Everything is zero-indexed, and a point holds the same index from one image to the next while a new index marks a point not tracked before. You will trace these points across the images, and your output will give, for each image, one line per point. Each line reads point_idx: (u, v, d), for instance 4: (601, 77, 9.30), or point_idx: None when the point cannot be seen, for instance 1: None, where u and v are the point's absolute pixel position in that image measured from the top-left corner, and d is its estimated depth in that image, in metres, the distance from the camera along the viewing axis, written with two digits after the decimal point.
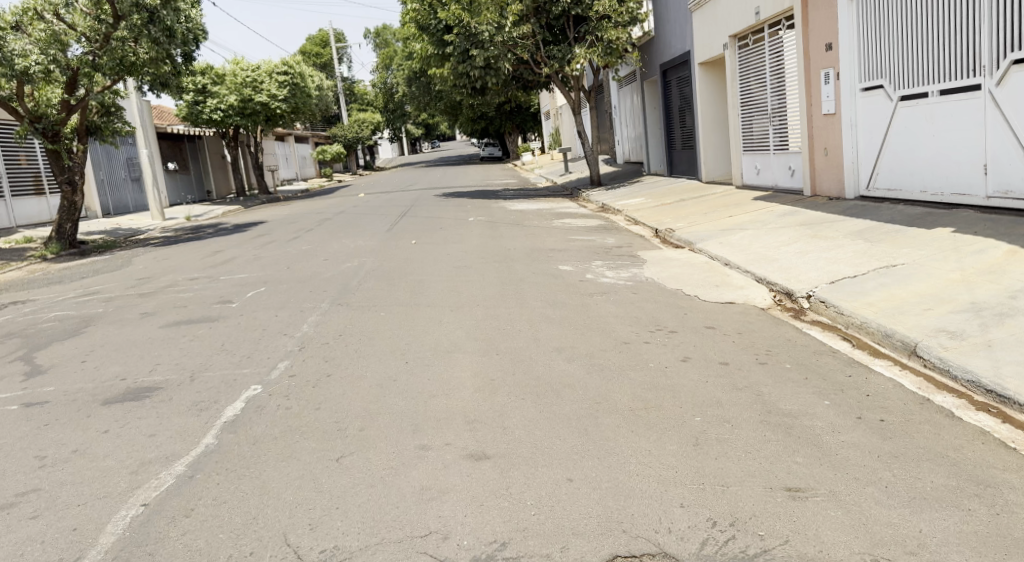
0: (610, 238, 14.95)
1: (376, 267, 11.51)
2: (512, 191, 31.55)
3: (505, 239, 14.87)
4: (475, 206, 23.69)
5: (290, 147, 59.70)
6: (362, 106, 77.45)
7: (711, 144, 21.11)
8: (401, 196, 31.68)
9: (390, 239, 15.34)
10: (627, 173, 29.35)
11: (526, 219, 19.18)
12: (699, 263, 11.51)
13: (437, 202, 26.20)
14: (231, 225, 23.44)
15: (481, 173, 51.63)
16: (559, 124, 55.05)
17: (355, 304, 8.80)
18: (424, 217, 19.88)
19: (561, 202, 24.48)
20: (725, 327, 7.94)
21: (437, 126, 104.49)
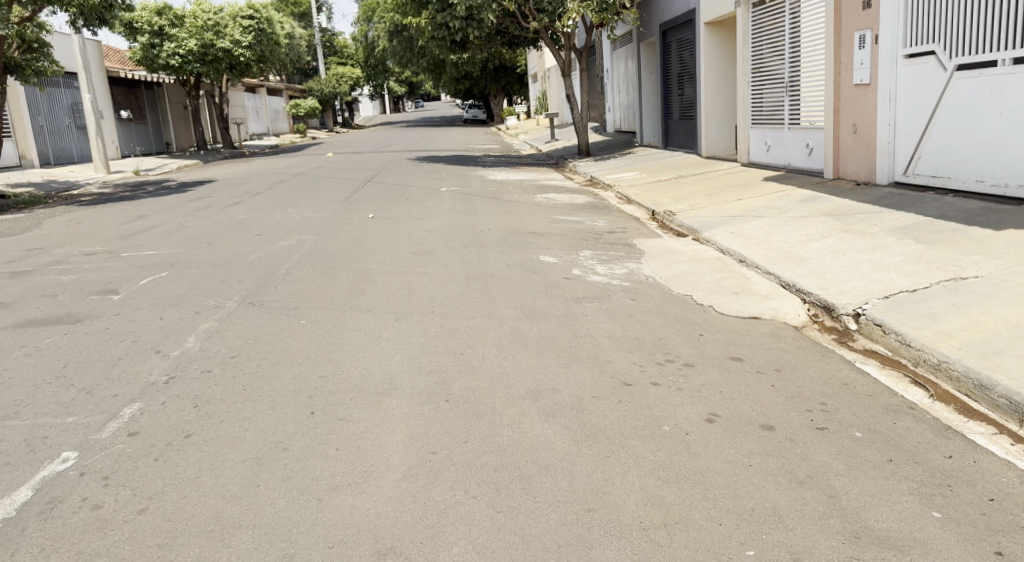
0: (600, 219, 12.91)
1: (316, 248, 9.46)
2: (493, 157, 29.37)
3: (478, 216, 12.84)
4: (450, 173, 21.53)
5: (262, 99, 56.90)
6: (341, 59, 74.52)
7: (714, 114, 19.05)
8: (372, 157, 29.41)
9: (345, 210, 13.26)
10: (618, 143, 27.24)
11: (504, 191, 17.10)
12: (708, 258, 9.51)
13: (410, 166, 24.07)
14: (179, 183, 21.24)
15: (462, 135, 49.35)
16: (547, 88, 52.73)
17: (270, 306, 6.73)
18: (390, 185, 17.73)
19: (545, 173, 22.39)
20: (755, 358, 5.98)
21: (420, 84, 101.52)
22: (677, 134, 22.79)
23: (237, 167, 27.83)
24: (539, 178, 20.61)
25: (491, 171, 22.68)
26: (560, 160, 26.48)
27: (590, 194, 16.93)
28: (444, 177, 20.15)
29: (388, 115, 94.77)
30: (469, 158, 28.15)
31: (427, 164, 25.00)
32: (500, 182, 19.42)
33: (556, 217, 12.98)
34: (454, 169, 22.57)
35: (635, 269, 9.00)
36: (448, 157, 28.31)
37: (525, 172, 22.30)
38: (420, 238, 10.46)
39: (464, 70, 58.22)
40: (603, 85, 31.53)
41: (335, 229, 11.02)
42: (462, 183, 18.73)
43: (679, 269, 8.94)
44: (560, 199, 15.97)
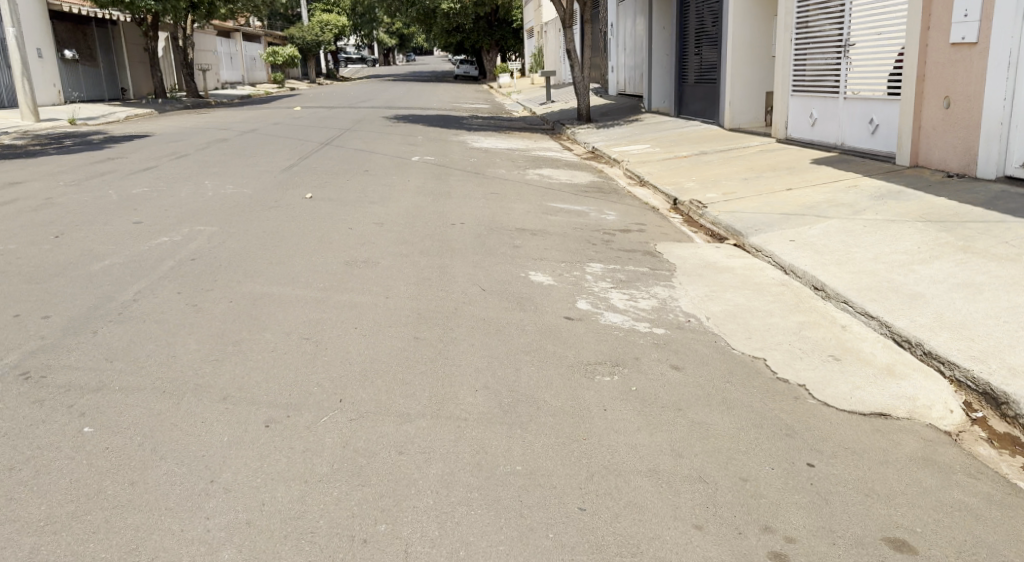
0: (607, 208, 10.04)
1: (206, 251, 6.60)
2: (481, 118, 26.32)
3: (450, 200, 9.97)
4: (429, 137, 18.61)
5: (236, 44, 54.61)
6: (328, 7, 71.01)
7: (743, 79, 16.16)
8: (345, 114, 26.38)
9: (280, 184, 10.37)
10: (622, 107, 24.19)
11: (489, 163, 14.19)
12: (770, 281, 6.65)
13: (383, 126, 21.13)
14: (109, 136, 18.32)
15: (450, 91, 46.28)
16: (543, 44, 49.53)
17: (57, 386, 3.90)
18: (352, 151, 14.80)
19: (538, 141, 19.44)
20: (924, 539, 3.16)
21: (411, 38, 97.69)
22: (694, 101, 19.77)
23: (191, 120, 24.84)
24: (531, 148, 17.65)
25: (477, 135, 19.72)
26: (557, 126, 23.46)
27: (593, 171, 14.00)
28: (421, 141, 17.27)
29: (377, 69, 91.34)
30: (454, 119, 25.16)
31: (404, 124, 21.99)
32: (486, 150, 16.49)
33: (550, 204, 10.12)
34: (434, 133, 19.64)
35: (666, 300, 6.15)
36: (430, 117, 25.28)
37: (515, 139, 19.36)
38: (362, 234, 7.57)
39: (455, 21, 55.03)
40: (608, 42, 28.35)
41: (251, 216, 8.13)
42: (440, 151, 15.82)
43: (734, 303, 6.08)
44: (558, 177, 13.02)
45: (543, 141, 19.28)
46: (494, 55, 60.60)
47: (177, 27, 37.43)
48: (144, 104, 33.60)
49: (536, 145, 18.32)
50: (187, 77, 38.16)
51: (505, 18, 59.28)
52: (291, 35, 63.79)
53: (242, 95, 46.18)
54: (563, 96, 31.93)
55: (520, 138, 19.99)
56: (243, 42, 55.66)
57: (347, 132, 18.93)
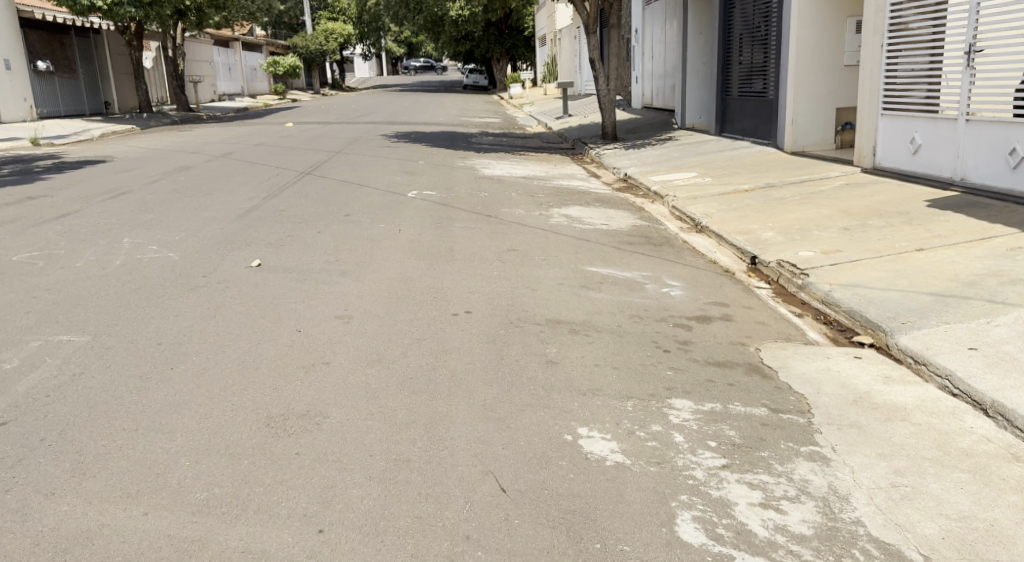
0: (666, 275, 7.41)
1: (41, 399, 4.05)
2: (493, 135, 23.77)
3: (453, 264, 7.37)
4: (435, 161, 16.08)
5: (235, 53, 52.53)
6: (334, 16, 68.92)
7: (806, 98, 13.63)
8: (342, 132, 23.92)
9: (228, 242, 7.84)
10: (651, 123, 21.55)
11: (502, 200, 11.61)
12: (982, 447, 3.97)
13: (382, 147, 18.66)
14: (62, 164, 15.87)
15: (459, 103, 43.77)
16: (556, 52, 47.05)
17: None
18: (338, 184, 12.26)
19: (559, 165, 16.84)
20: None
21: (420, 46, 95.59)
22: (739, 117, 17.07)
23: (171, 138, 22.52)
24: (552, 174, 15.05)
25: (488, 158, 17.15)
26: (578, 145, 20.82)
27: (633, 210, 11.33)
28: (423, 168, 14.73)
29: (385, 78, 89.20)
30: (463, 137, 22.60)
31: (405, 145, 19.44)
32: (499, 178, 13.91)
33: (589, 270, 7.49)
34: (438, 155, 17.11)
35: (831, 503, 3.47)
36: (436, 135, 22.72)
37: (532, 163, 16.77)
38: (314, 345, 4.96)
39: (463, 29, 52.54)
40: (634, 50, 25.63)
41: (156, 309, 5.56)
42: (444, 180, 13.26)
43: (953, 513, 3.41)
44: (590, 219, 10.40)
45: (565, 165, 16.69)
46: (504, 64, 57.99)
47: (166, 37, 35.33)
48: (129, 119, 31.39)
49: (558, 170, 15.68)
50: (178, 89, 36.03)
51: (516, 26, 56.72)
52: (294, 45, 61.65)
53: (240, 107, 44.05)
54: (582, 109, 29.34)
55: (538, 161, 17.41)
56: (242, 52, 53.55)
57: (336, 156, 16.45)
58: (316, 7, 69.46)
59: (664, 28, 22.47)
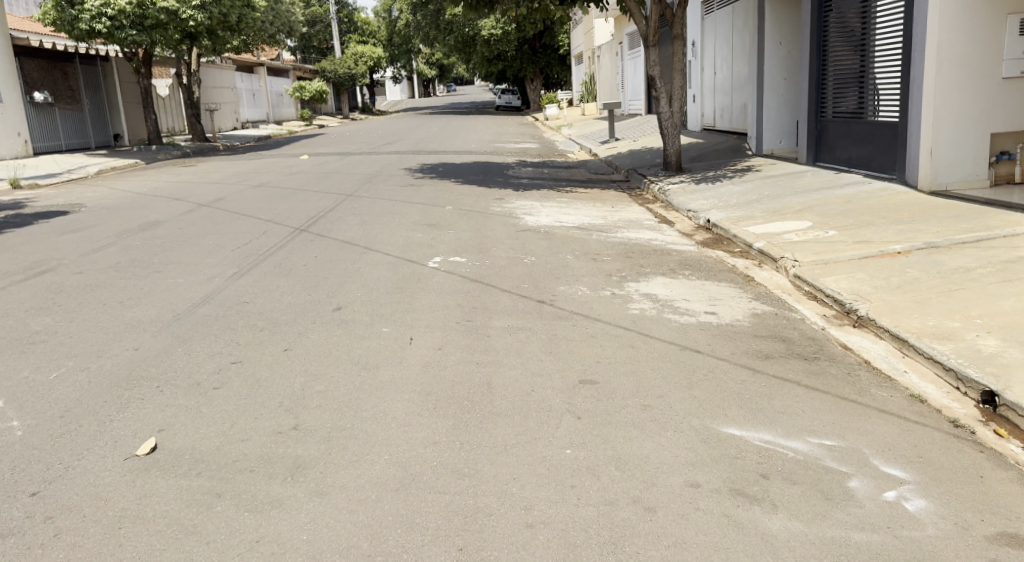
0: (864, 442, 4.32)
1: None
2: (533, 165, 20.78)
3: (499, 430, 4.30)
4: (467, 205, 13.07)
5: (259, 79, 50.28)
6: (363, 38, 66.63)
7: (951, 121, 10.51)
8: (361, 165, 21.06)
9: (130, 384, 4.82)
10: (719, 149, 18.45)
11: (558, 269, 8.53)
12: None
13: (405, 185, 15.76)
14: (16, 216, 13.11)
15: (493, 126, 40.98)
16: (595, 70, 44.16)
17: None
18: (340, 249, 9.29)
19: (618, 206, 13.74)
20: None
21: (451, 67, 93.48)
22: (840, 144, 13.94)
23: (168, 176, 19.76)
24: (613, 221, 11.99)
25: (532, 200, 14.10)
26: (634, 176, 17.74)
27: (740, 282, 8.18)
28: (454, 217, 11.71)
29: (415, 101, 87.09)
30: (500, 169, 19.57)
31: (431, 181, 16.50)
32: (549, 232, 10.84)
33: (730, 433, 4.38)
34: (471, 197, 14.13)
35: None
36: (470, 167, 19.74)
37: (586, 205, 13.69)
38: None
39: (496, 48, 49.84)
40: (694, 65, 22.45)
41: None
42: (479, 237, 10.23)
43: None
44: (689, 302, 7.26)
45: (626, 208, 13.58)
46: (539, 83, 55.07)
47: (180, 62, 32.81)
48: (135, 152, 28.83)
49: (619, 216, 12.56)
50: (193, 118, 33.47)
51: (551, 44, 53.81)
52: (322, 69, 59.47)
53: (262, 136, 41.56)
54: (630, 132, 26.31)
55: (592, 200, 14.34)
56: (266, 77, 51.18)
57: (348, 199, 13.54)
58: (343, 30, 67.37)
59: (734, 38, 19.33)
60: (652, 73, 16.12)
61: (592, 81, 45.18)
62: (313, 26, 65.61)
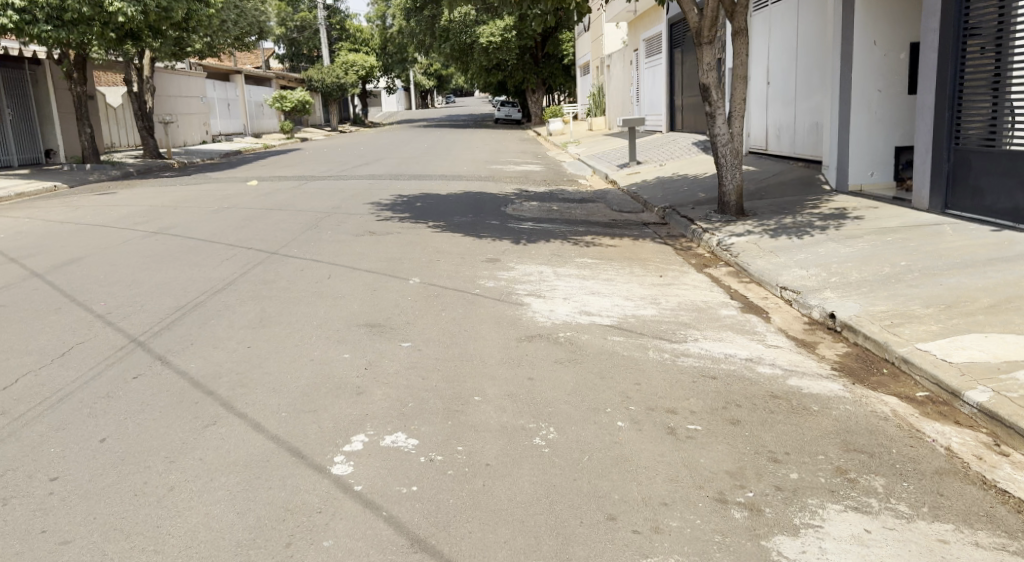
0: None
1: None
2: (537, 198, 16.38)
3: None
4: (440, 275, 8.59)
5: (235, 88, 46.05)
6: (355, 46, 62.45)
7: None
8: (319, 194, 16.68)
9: None
10: (784, 182, 14.05)
11: (606, 480, 4.01)
12: None
13: (361, 233, 11.32)
14: None
15: (490, 143, 36.70)
16: (605, 82, 39.95)
17: None
18: (169, 407, 4.79)
19: (668, 274, 9.26)
20: None
21: (448, 78, 89.47)
22: (992, 185, 9.53)
23: (67, 209, 15.36)
24: (672, 311, 7.58)
25: (541, 262, 9.61)
26: (672, 216, 13.31)
27: (1016, 538, 3.69)
28: (416, 308, 7.20)
29: (411, 113, 83.01)
30: (498, 204, 15.11)
31: (400, 225, 12.11)
32: (574, 344, 6.30)
33: None
34: (450, 257, 9.67)
35: None
36: (457, 201, 15.29)
37: (621, 273, 9.18)
38: None
39: (496, 58, 45.57)
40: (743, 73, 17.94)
41: None
42: (447, 361, 5.72)
43: None
44: None
45: (678, 277, 9.09)
46: (541, 95, 50.83)
47: (128, 67, 28.46)
48: (66, 171, 24.41)
49: (677, 298, 8.04)
50: (145, 131, 29.11)
51: (555, 53, 49.70)
52: (309, 79, 55.33)
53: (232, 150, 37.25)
54: (653, 153, 21.92)
55: (626, 262, 9.87)
56: (244, 86, 46.87)
57: (265, 263, 9.11)
58: (333, 36, 63.17)
59: (799, 37, 14.87)
60: (705, 81, 11.65)
61: (600, 93, 40.86)
62: (301, 32, 61.47)
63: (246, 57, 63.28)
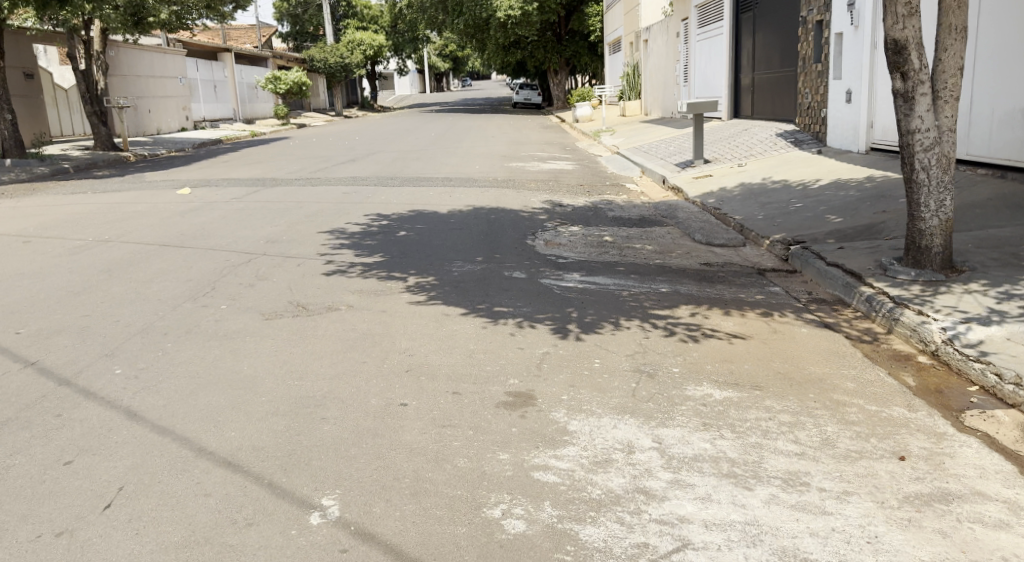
0: None
1: None
2: (578, 218, 11.33)
3: None
4: (393, 480, 3.57)
5: (224, 68, 41.17)
6: (363, 23, 57.39)
7: None
8: (267, 210, 11.73)
9: None
10: (977, 203, 8.91)
11: None
12: None
13: (280, 310, 6.28)
14: None
15: (508, 130, 31.62)
16: (641, 60, 34.73)
17: None
18: None
19: (911, 445, 4.21)
20: None
21: (464, 59, 84.41)
22: None
23: None
24: None
25: (621, 405, 4.54)
26: (807, 259, 8.21)
27: None
28: None
29: (424, 96, 78.01)
30: (525, 231, 10.07)
31: (360, 284, 7.16)
32: None
33: None
34: (432, 391, 4.61)
35: None
36: (462, 228, 10.26)
37: (807, 448, 4.09)
38: None
39: (514, 34, 39.93)
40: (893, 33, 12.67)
41: None
42: None
43: None
44: None
45: (944, 466, 3.98)
46: (564, 76, 45.53)
47: (72, 40, 23.63)
48: None
49: None
50: (95, 117, 24.30)
51: (580, 29, 44.53)
52: (310, 58, 50.38)
53: (212, 138, 32.35)
54: (724, 147, 16.78)
55: (795, 397, 4.78)
56: (235, 66, 41.85)
57: (6, 426, 4.09)
58: (339, 12, 58.18)
59: None
60: (898, 35, 6.48)
61: (635, 73, 35.52)
62: (304, 8, 56.58)
63: (245, 35, 58.25)
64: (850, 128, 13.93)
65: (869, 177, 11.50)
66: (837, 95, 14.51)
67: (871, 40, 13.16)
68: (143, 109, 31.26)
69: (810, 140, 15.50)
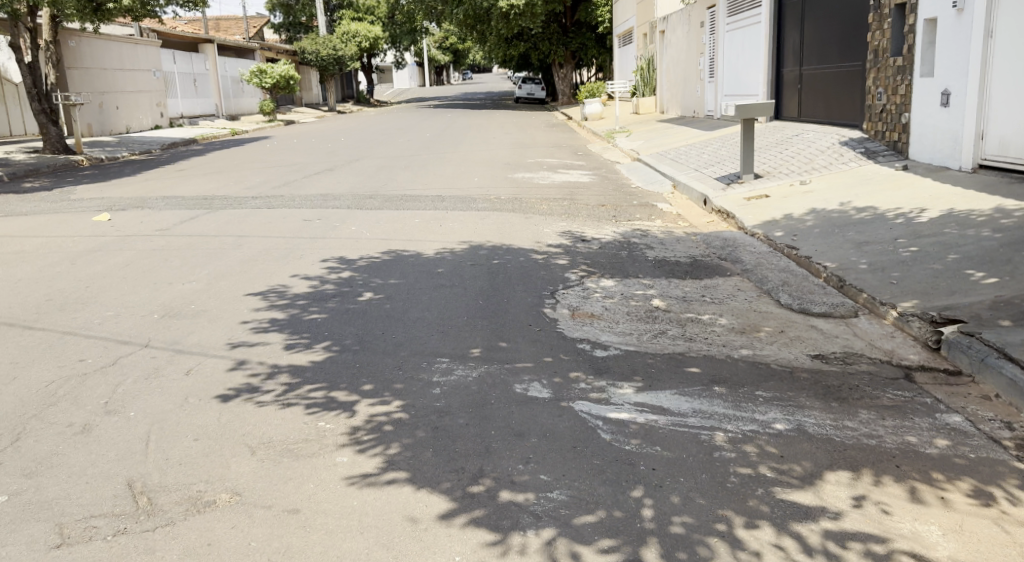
0: None
1: None
2: (611, 264, 8.44)
3: None
4: None
5: (206, 61, 38.21)
6: (357, 15, 54.29)
7: None
8: (199, 248, 8.85)
9: None
10: None
11: None
12: None
13: (103, 515, 3.42)
14: None
15: (512, 130, 28.65)
16: (656, 53, 31.75)
17: None
18: None
19: None
20: None
21: (465, 52, 81.25)
22: None
23: None
24: None
25: None
26: (985, 358, 5.33)
27: None
28: None
29: (423, 90, 74.92)
30: (541, 290, 7.18)
31: (280, 422, 4.28)
32: None
33: None
34: None
35: None
36: (453, 284, 7.35)
37: None
38: None
39: (518, 25, 36.94)
40: (1018, 17, 9.73)
41: None
42: None
43: None
44: None
45: None
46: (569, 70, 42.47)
47: (16, 28, 20.69)
48: None
49: None
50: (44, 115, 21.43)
51: (587, 20, 41.55)
52: (301, 50, 47.36)
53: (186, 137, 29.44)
54: (775, 157, 13.86)
55: None
56: (218, 58, 38.89)
57: None
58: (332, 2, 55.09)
59: None
60: None
61: (650, 67, 32.46)
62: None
63: (233, 26, 55.17)
64: (948, 139, 11.01)
65: (999, 210, 8.59)
66: (927, 97, 11.60)
67: (984, 27, 10.24)
68: (109, 105, 28.35)
69: (886, 151, 12.59)
